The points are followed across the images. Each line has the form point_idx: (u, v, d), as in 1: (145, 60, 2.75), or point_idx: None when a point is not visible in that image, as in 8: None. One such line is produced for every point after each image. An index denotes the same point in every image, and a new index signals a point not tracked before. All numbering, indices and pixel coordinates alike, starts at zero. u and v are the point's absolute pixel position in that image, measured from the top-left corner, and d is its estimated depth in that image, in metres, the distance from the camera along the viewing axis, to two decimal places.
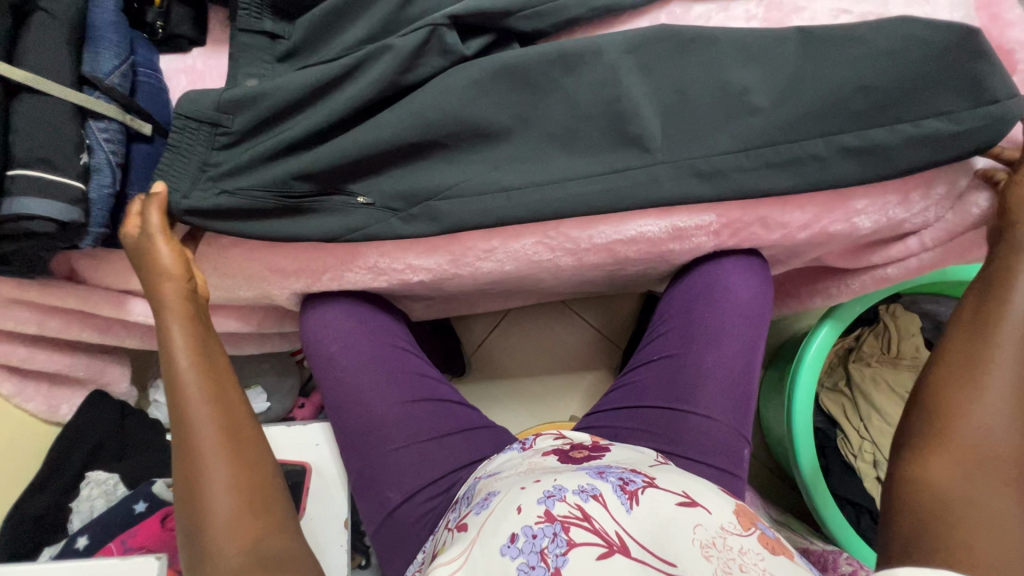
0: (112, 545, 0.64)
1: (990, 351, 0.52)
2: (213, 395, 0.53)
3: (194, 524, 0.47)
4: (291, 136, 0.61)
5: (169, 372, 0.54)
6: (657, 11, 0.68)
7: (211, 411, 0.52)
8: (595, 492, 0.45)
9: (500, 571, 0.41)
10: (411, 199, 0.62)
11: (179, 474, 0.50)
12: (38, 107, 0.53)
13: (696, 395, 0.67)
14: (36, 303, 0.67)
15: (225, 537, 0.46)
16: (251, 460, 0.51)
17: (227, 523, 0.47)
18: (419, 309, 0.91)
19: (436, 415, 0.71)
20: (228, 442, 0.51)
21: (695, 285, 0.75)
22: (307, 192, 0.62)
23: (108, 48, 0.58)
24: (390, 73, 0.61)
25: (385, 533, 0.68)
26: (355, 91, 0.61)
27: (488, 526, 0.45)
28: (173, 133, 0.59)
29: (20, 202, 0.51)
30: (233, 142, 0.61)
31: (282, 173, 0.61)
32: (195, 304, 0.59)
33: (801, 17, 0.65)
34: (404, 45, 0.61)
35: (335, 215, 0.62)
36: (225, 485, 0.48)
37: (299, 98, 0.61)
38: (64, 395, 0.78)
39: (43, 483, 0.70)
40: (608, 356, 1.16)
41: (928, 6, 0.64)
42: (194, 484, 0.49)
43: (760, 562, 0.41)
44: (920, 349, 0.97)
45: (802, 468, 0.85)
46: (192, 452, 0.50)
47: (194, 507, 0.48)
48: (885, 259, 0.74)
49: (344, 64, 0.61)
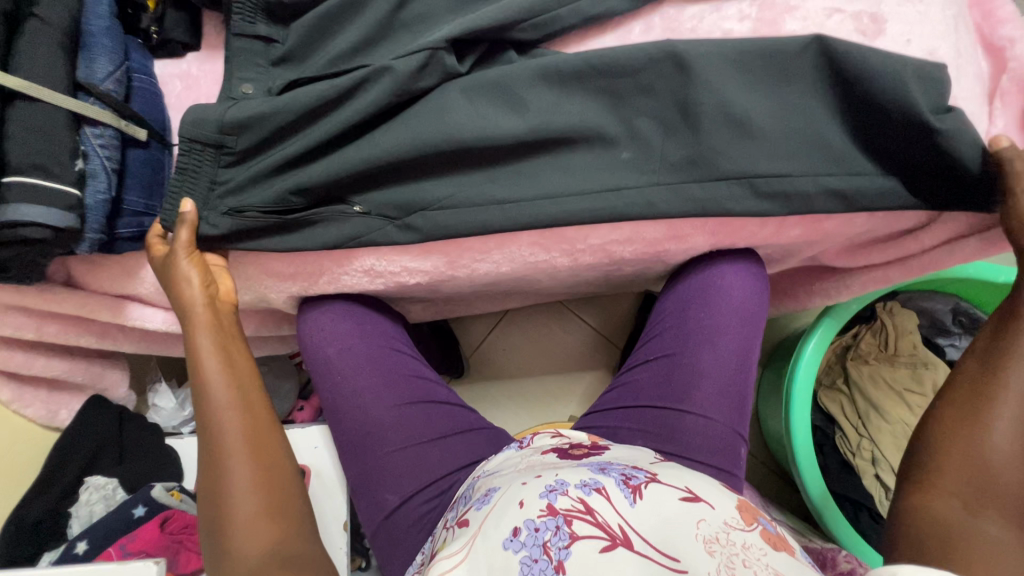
0: (111, 550, 0.65)
1: (995, 381, 0.53)
2: (238, 400, 0.56)
3: (216, 523, 0.49)
4: (290, 152, 0.61)
5: (196, 377, 0.57)
6: (651, 13, 0.68)
7: (237, 416, 0.55)
8: (598, 486, 0.45)
9: (502, 564, 0.42)
10: (405, 207, 0.62)
11: (205, 475, 0.52)
12: (31, 114, 0.53)
13: (692, 395, 0.68)
14: (34, 308, 0.67)
15: (244, 535, 0.48)
16: (273, 465, 0.53)
17: (247, 522, 0.49)
18: (416, 312, 0.91)
19: (433, 417, 0.71)
20: (251, 444, 0.53)
21: (691, 285, 0.75)
22: (303, 206, 0.62)
23: (103, 55, 0.59)
24: (388, 96, 0.61)
25: (383, 534, 0.68)
26: (352, 112, 0.61)
27: (491, 519, 0.46)
28: (182, 155, 0.61)
29: (15, 208, 0.51)
30: (238, 160, 0.62)
31: (277, 190, 0.61)
32: (218, 315, 0.61)
33: (794, 17, 0.65)
34: (402, 71, 0.60)
35: (332, 225, 0.63)
36: (248, 486, 0.51)
37: (301, 117, 0.61)
38: (64, 400, 0.78)
39: (41, 489, 0.70)
40: (606, 356, 1.16)
41: (921, 5, 0.64)
42: (219, 484, 0.51)
43: (763, 557, 0.42)
44: (917, 347, 0.97)
45: (810, 494, 0.84)
46: (216, 454, 0.52)
47: (217, 506, 0.50)
48: (881, 256, 0.74)
49: (341, 84, 0.61)
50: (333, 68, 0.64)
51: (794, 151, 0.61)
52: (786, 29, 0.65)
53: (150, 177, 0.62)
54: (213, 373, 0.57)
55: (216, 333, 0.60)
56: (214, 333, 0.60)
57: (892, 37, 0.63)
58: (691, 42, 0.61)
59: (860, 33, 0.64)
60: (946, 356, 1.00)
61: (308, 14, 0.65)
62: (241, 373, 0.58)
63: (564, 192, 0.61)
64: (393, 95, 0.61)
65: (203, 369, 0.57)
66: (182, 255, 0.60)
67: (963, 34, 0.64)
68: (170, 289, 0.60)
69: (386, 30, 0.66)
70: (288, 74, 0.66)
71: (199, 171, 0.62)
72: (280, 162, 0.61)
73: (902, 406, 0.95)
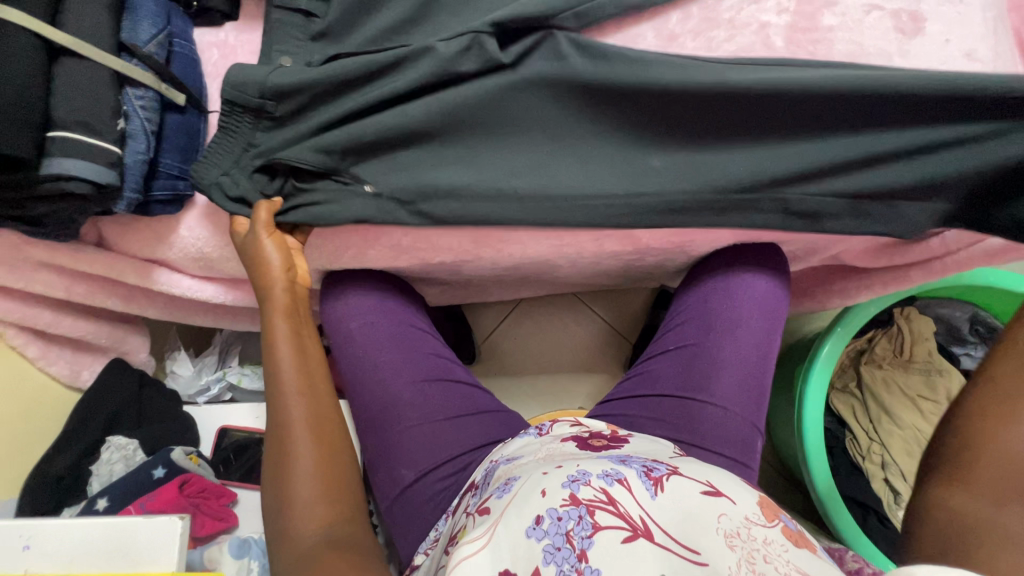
0: (129, 508, 0.65)
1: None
2: (306, 388, 0.58)
3: (278, 501, 0.52)
4: (325, 122, 0.61)
5: (269, 362, 0.60)
6: (689, 4, 0.68)
7: (304, 401, 0.57)
8: (619, 477, 0.46)
9: (525, 552, 0.42)
10: (416, 191, 0.61)
11: (271, 456, 0.55)
12: (77, 71, 0.53)
13: (711, 386, 0.68)
14: (65, 268, 0.68)
15: (303, 516, 0.50)
16: (334, 451, 0.55)
17: (307, 505, 0.51)
18: (433, 294, 0.92)
19: (451, 394, 0.72)
20: (315, 433, 0.55)
21: (712, 277, 0.75)
22: (320, 167, 0.61)
23: (146, 18, 0.59)
24: (424, 75, 0.61)
25: (397, 509, 0.68)
26: (391, 88, 0.61)
27: (512, 508, 0.46)
28: (223, 112, 0.62)
29: (59, 163, 0.52)
30: (276, 126, 0.62)
31: (299, 148, 0.61)
32: (294, 306, 0.64)
33: (833, 12, 0.65)
34: (445, 52, 0.60)
35: (338, 204, 0.62)
36: (310, 470, 0.53)
37: (339, 91, 0.62)
38: (86, 361, 0.79)
39: (64, 446, 0.71)
40: (617, 349, 1.17)
41: (960, 5, 0.64)
42: (284, 465, 0.53)
43: (785, 553, 0.42)
44: (932, 354, 0.97)
45: (811, 479, 0.85)
46: (283, 435, 0.55)
47: (280, 486, 0.52)
48: (905, 258, 0.74)
49: (382, 59, 0.61)
50: (371, 47, 0.65)
51: (833, 143, 0.60)
52: (824, 24, 0.65)
53: (184, 142, 0.62)
54: (284, 357, 0.60)
55: (290, 318, 0.62)
56: (290, 320, 0.62)
57: (931, 36, 0.63)
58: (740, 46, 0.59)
59: (899, 30, 0.64)
60: (962, 364, 0.99)
61: None
62: (311, 362, 0.61)
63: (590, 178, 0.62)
64: (431, 76, 0.61)
65: (275, 350, 0.60)
66: (261, 234, 0.61)
67: (1005, 35, 0.63)
68: (252, 265, 0.62)
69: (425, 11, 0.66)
70: (326, 49, 0.66)
71: (237, 130, 0.63)
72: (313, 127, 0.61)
73: (914, 410, 0.95)
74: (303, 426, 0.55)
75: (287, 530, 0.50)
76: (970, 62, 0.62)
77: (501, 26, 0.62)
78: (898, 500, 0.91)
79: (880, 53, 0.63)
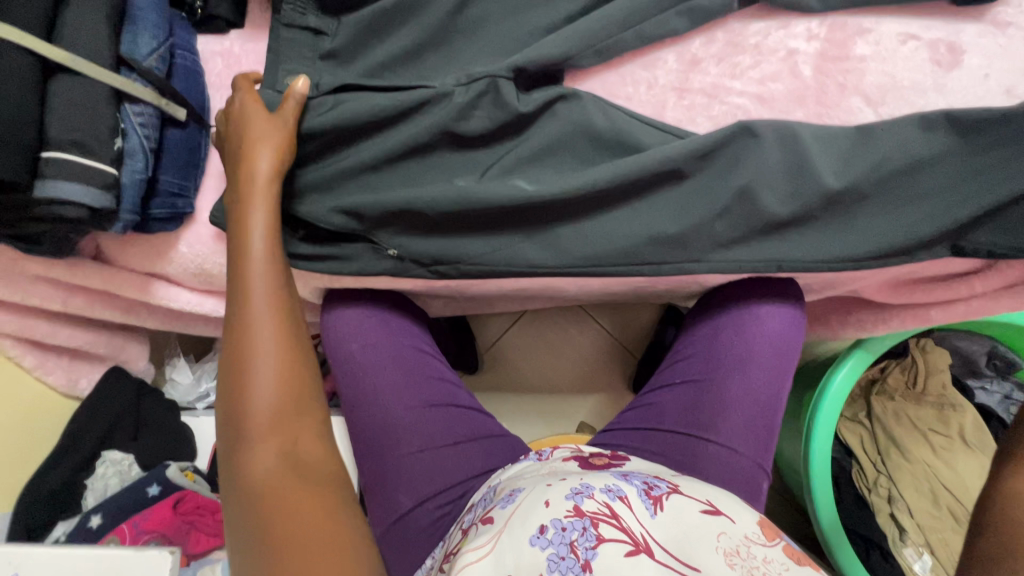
0: (124, 528, 0.66)
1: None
2: (276, 294, 0.52)
3: (231, 405, 0.48)
4: (344, 167, 0.60)
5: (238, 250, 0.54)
6: (714, 28, 0.65)
7: (270, 309, 0.51)
8: (621, 493, 0.45)
9: (528, 560, 0.40)
10: (434, 251, 0.60)
11: (226, 361, 0.49)
12: (74, 88, 0.52)
13: (717, 424, 0.66)
14: (62, 281, 0.67)
15: (257, 423, 0.46)
16: (299, 367, 0.50)
17: (263, 415, 0.47)
18: (436, 308, 0.90)
19: (451, 421, 0.70)
20: (275, 341, 0.49)
21: (726, 311, 0.72)
22: (346, 226, 0.59)
23: (147, 30, 0.58)
24: (440, 121, 0.59)
25: (393, 535, 0.67)
26: (410, 134, 0.60)
27: (518, 517, 0.44)
28: None
29: (52, 185, 0.50)
30: (297, 166, 0.61)
31: (324, 208, 0.59)
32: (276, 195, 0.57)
33: (866, 41, 0.62)
34: (461, 100, 0.60)
35: (358, 259, 0.61)
36: (270, 379, 0.48)
37: (356, 129, 0.60)
38: (84, 369, 0.78)
39: (59, 458, 0.71)
40: (622, 364, 1.15)
41: (1001, 37, 0.60)
42: (241, 369, 0.48)
43: (785, 572, 0.39)
44: (947, 389, 0.94)
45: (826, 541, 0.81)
46: (244, 338, 0.49)
47: (233, 387, 0.48)
48: (929, 296, 0.71)
49: (401, 103, 0.60)
50: (382, 73, 0.64)
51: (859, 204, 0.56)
52: (856, 53, 0.62)
53: (185, 157, 0.60)
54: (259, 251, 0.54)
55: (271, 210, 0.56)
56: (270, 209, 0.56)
57: (969, 69, 0.60)
58: (768, 159, 0.57)
59: (935, 63, 0.60)
60: (976, 397, 0.96)
61: (362, 12, 0.63)
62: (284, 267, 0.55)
63: (607, 220, 0.59)
64: (445, 120, 0.60)
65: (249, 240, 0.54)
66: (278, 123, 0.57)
67: None
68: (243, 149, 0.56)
69: (442, 34, 0.65)
70: (336, 70, 0.64)
71: None
72: (335, 174, 0.60)
73: (926, 445, 0.92)
74: (270, 341, 0.50)
75: (241, 436, 0.46)
76: (1010, 100, 0.58)
77: (521, 71, 0.62)
78: (904, 537, 0.87)
79: (914, 86, 0.60)
